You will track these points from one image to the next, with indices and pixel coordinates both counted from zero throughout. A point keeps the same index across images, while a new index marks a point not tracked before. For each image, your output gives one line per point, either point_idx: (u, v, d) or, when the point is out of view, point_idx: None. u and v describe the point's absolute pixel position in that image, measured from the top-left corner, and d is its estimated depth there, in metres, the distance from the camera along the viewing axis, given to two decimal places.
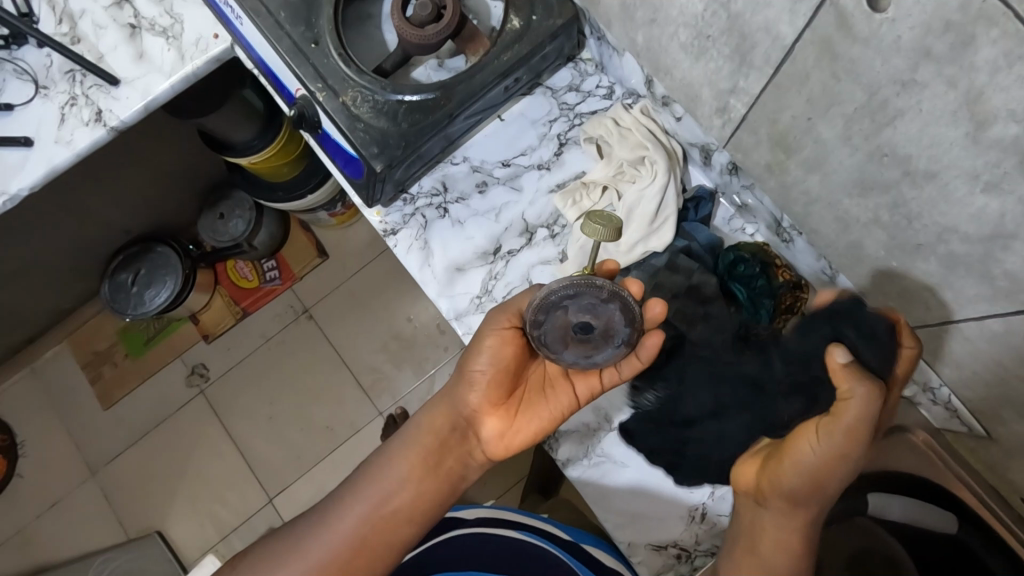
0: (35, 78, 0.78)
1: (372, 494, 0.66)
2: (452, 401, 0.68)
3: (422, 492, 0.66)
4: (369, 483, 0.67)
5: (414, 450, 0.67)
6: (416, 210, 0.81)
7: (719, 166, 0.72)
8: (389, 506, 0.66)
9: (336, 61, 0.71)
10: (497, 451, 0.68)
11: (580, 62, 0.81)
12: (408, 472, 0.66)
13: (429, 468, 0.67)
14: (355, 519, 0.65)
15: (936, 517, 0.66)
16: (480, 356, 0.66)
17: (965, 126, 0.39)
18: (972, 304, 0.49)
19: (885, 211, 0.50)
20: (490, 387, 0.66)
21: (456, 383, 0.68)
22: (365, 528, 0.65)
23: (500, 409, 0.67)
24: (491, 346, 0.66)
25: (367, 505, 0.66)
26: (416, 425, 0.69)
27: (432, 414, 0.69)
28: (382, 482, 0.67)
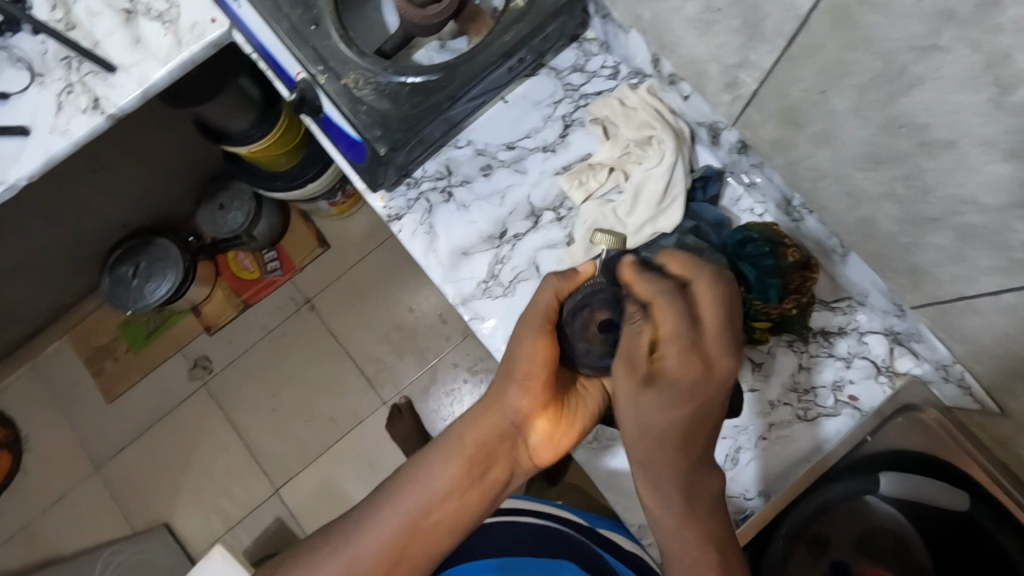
0: (30, 65, 0.77)
1: (411, 505, 0.59)
2: (497, 405, 0.63)
3: (468, 501, 0.60)
4: (405, 492, 0.60)
5: (456, 458, 0.61)
6: (420, 195, 0.80)
7: (728, 145, 0.71)
8: (432, 515, 0.59)
9: (337, 43, 0.69)
10: (544, 458, 0.66)
11: (584, 42, 0.79)
12: (451, 482, 0.60)
13: (474, 479, 0.61)
14: (392, 529, 0.58)
15: (945, 495, 0.68)
16: (528, 359, 0.61)
17: (986, 92, 0.38)
18: (987, 277, 0.48)
19: (899, 183, 0.49)
20: (538, 390, 0.62)
21: (499, 387, 0.63)
22: (406, 539, 0.58)
23: (549, 414, 0.64)
24: (540, 350, 0.61)
25: (406, 509, 0.59)
26: (457, 432, 0.63)
27: (476, 420, 0.63)
28: (422, 492, 0.59)
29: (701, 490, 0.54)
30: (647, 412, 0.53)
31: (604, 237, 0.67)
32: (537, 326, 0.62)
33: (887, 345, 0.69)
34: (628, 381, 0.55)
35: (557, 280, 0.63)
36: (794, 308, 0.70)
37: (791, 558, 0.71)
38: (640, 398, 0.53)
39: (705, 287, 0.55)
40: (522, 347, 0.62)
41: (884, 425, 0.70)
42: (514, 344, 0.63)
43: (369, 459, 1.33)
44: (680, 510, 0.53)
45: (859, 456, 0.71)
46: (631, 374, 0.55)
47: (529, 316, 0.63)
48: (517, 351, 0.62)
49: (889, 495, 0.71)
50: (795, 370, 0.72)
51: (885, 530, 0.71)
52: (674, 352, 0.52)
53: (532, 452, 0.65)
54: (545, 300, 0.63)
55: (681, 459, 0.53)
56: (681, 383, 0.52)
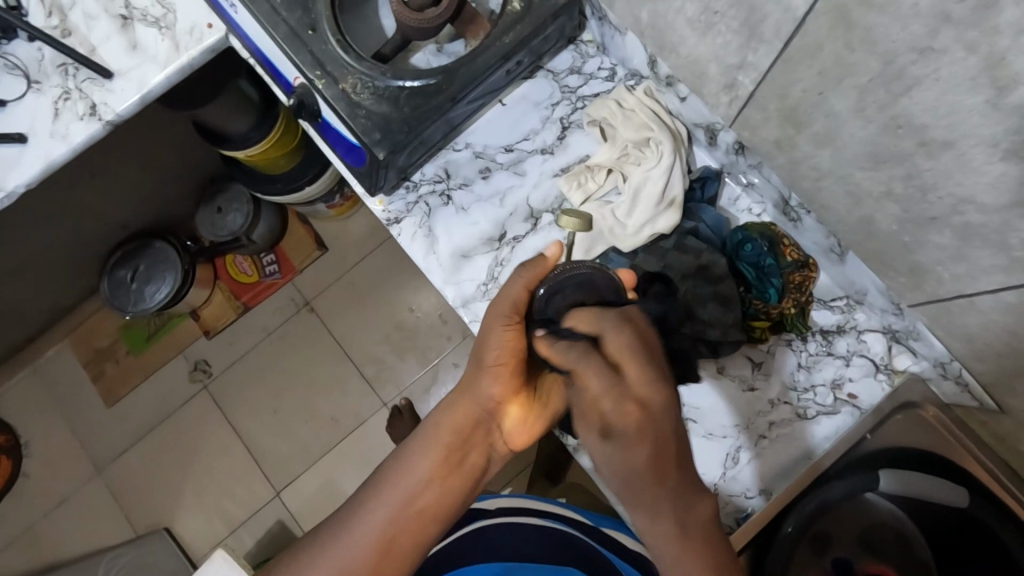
0: (27, 72, 0.77)
1: (391, 497, 0.57)
2: (470, 392, 0.60)
3: (450, 489, 0.58)
4: (385, 486, 0.58)
5: (431, 449, 0.59)
6: (419, 198, 0.80)
7: (725, 146, 0.71)
8: (412, 510, 0.57)
9: (335, 47, 0.69)
10: (523, 443, 0.62)
11: (581, 44, 0.80)
12: (427, 474, 0.58)
13: (450, 470, 0.58)
14: (373, 524, 0.56)
15: (947, 490, 0.69)
16: (493, 345, 0.58)
17: (985, 93, 0.39)
18: (987, 274, 0.49)
19: (898, 182, 0.50)
20: (510, 375, 0.59)
21: (471, 374, 0.60)
22: (387, 536, 0.56)
23: (522, 399, 0.61)
24: (510, 337, 0.57)
25: (387, 503, 0.57)
26: (434, 421, 0.61)
27: (450, 408, 0.61)
28: (400, 485, 0.57)
29: (693, 516, 0.50)
30: (615, 466, 0.50)
31: (574, 221, 0.63)
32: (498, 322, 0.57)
33: (885, 343, 0.69)
34: (590, 435, 0.52)
35: (522, 276, 0.58)
36: (793, 307, 0.71)
37: (795, 556, 0.71)
38: (602, 454, 0.51)
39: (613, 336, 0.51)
40: (491, 334, 0.58)
41: (884, 424, 0.71)
42: (483, 332, 0.59)
43: (371, 460, 1.33)
44: (671, 535, 0.49)
45: (859, 454, 0.72)
46: (589, 427, 0.52)
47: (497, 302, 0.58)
48: (484, 339, 0.58)
49: (889, 491, 0.71)
50: (795, 368, 0.73)
51: (888, 527, 0.72)
52: (610, 405, 0.50)
53: (507, 436, 0.62)
54: (514, 291, 0.58)
55: (644, 492, 0.49)
56: (629, 430, 0.49)
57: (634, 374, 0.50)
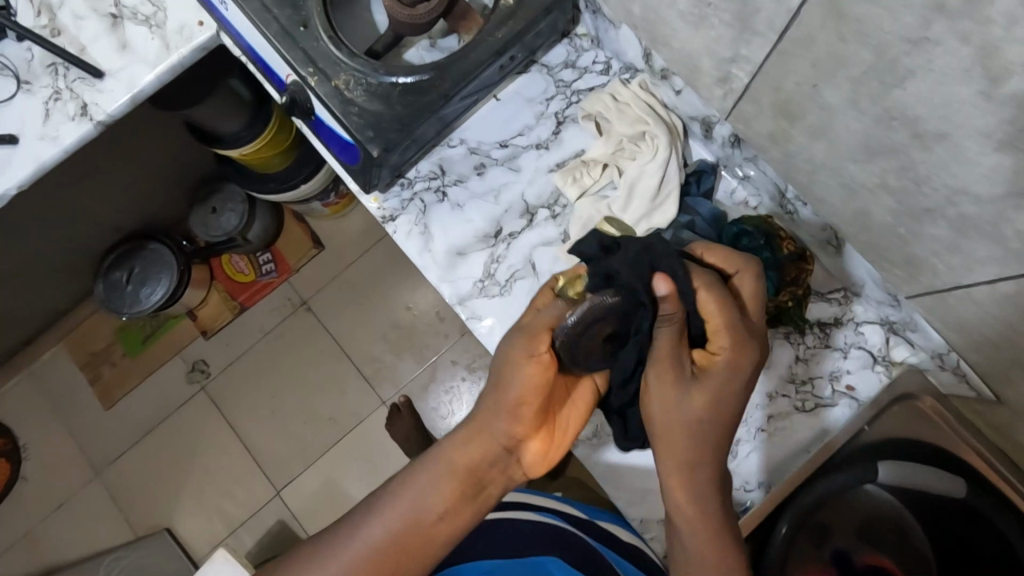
0: (16, 73, 0.76)
1: (399, 514, 0.60)
2: (487, 425, 0.61)
3: (458, 516, 0.60)
4: (395, 505, 0.60)
5: (442, 478, 0.61)
6: (414, 195, 0.79)
7: (721, 139, 0.71)
8: (421, 532, 0.59)
9: (326, 44, 0.69)
10: (538, 471, 0.64)
11: (574, 38, 0.79)
12: (438, 501, 0.60)
13: (461, 499, 0.61)
14: (377, 538, 0.59)
15: (946, 483, 0.69)
16: (514, 384, 0.58)
17: (978, 83, 0.38)
18: (982, 266, 0.49)
19: (893, 175, 0.49)
20: (528, 412, 0.59)
21: (492, 410, 0.60)
22: (395, 551, 0.59)
23: (541, 432, 0.62)
24: (531, 373, 0.57)
25: (394, 519, 0.60)
26: (445, 453, 0.61)
27: (465, 441, 0.61)
28: (410, 507, 0.60)
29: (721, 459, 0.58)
30: (696, 412, 0.55)
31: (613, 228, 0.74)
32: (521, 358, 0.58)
33: (883, 335, 0.69)
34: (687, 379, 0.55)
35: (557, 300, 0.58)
36: (790, 300, 0.70)
37: (792, 551, 0.72)
38: (680, 402, 0.55)
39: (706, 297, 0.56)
40: (514, 369, 0.58)
41: (882, 414, 0.70)
42: (501, 364, 0.59)
43: (369, 458, 1.33)
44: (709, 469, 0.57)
45: (858, 446, 0.72)
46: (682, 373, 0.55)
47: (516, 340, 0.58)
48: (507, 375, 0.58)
49: (888, 482, 0.71)
50: (793, 362, 0.72)
51: (885, 517, 0.72)
52: (678, 392, 0.55)
53: (524, 468, 0.63)
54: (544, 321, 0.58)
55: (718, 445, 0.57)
56: (711, 410, 0.55)
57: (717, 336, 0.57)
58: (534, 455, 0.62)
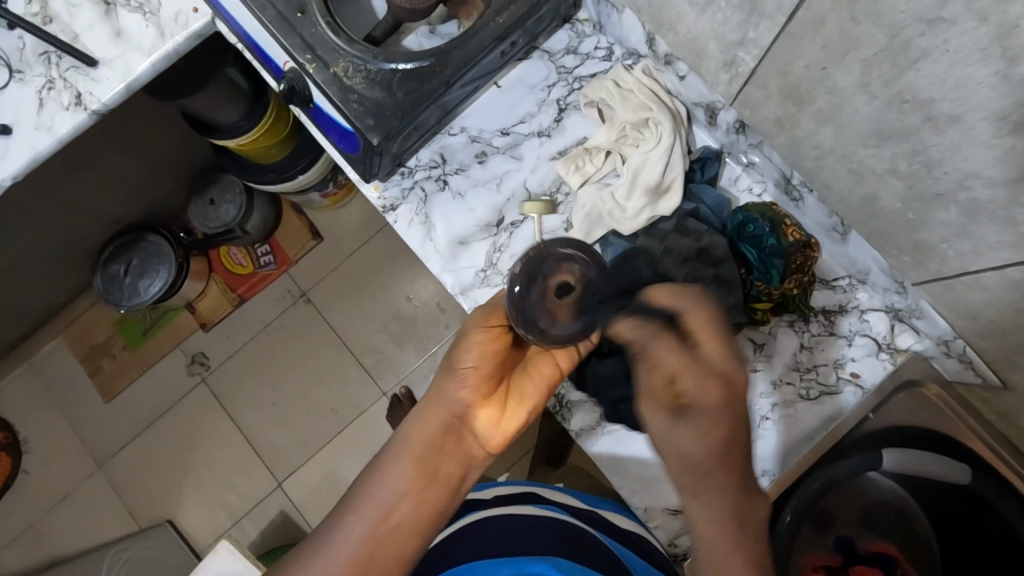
0: (9, 61, 0.75)
1: (369, 507, 0.55)
2: (442, 399, 0.60)
3: (425, 497, 0.56)
4: (360, 499, 0.56)
5: (402, 462, 0.57)
6: (415, 184, 0.79)
7: (726, 125, 0.70)
8: (388, 523, 0.55)
9: (324, 30, 0.68)
10: (497, 443, 0.61)
11: (577, 23, 0.78)
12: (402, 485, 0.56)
13: (424, 478, 0.57)
14: (345, 534, 0.55)
15: (952, 470, 0.68)
16: (467, 352, 0.59)
17: (994, 64, 0.38)
18: (992, 252, 0.48)
19: (903, 159, 0.49)
20: (482, 382, 0.59)
21: (442, 381, 0.60)
22: (362, 543, 0.54)
23: (491, 400, 0.61)
24: (480, 344, 0.59)
25: (362, 516, 0.55)
26: (404, 436, 0.59)
27: (419, 421, 0.59)
28: (377, 499, 0.56)
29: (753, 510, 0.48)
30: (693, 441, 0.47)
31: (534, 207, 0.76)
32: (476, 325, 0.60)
33: (888, 322, 0.69)
34: (660, 418, 0.49)
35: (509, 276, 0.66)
36: (796, 287, 0.70)
37: (798, 541, 0.71)
38: (673, 433, 0.48)
39: (696, 311, 0.50)
40: (466, 343, 0.60)
41: (889, 401, 0.70)
42: (455, 340, 0.61)
43: (371, 449, 1.33)
44: (729, 519, 0.47)
45: (864, 433, 0.71)
46: (658, 409, 0.49)
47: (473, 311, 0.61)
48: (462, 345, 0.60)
49: (891, 469, 0.71)
50: (797, 350, 0.73)
51: (888, 504, 0.73)
52: (693, 383, 0.48)
53: (480, 439, 0.60)
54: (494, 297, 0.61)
55: (734, 468, 0.47)
56: (704, 406, 0.47)
57: (715, 344, 0.49)
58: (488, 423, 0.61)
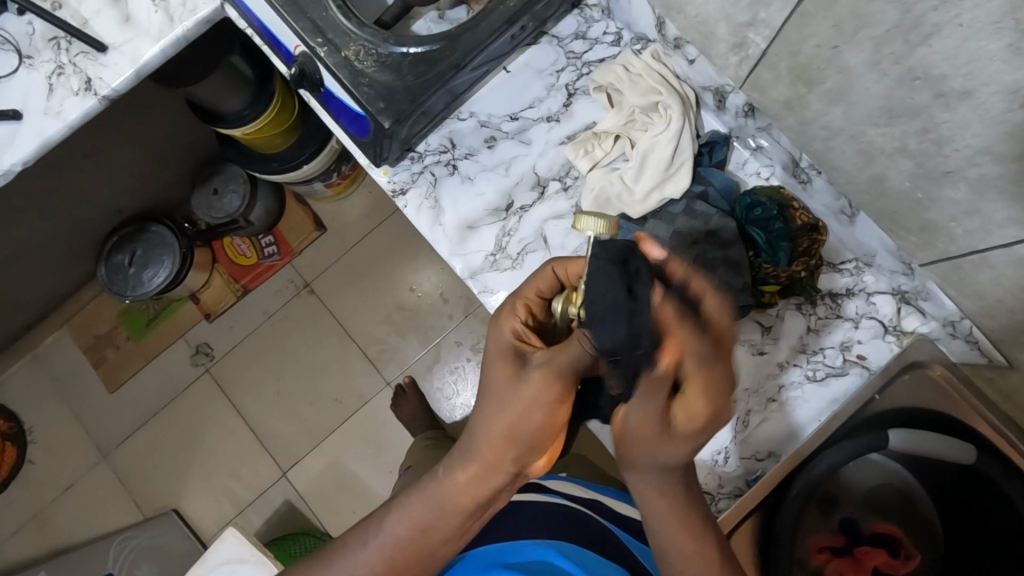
0: (17, 47, 0.75)
1: (409, 527, 0.59)
2: (493, 463, 0.56)
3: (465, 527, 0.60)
4: (401, 519, 0.60)
5: (447, 514, 0.58)
6: (424, 168, 0.79)
7: (734, 108, 0.71)
8: (426, 557, 0.60)
9: (335, 14, 0.68)
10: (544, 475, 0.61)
11: (585, 8, 0.78)
12: (445, 522, 0.59)
13: (468, 522, 0.60)
14: (381, 566, 0.60)
15: (954, 448, 0.69)
16: (527, 409, 0.53)
17: (1007, 36, 0.38)
18: (1001, 229, 0.49)
19: (913, 138, 0.49)
20: (541, 438, 0.55)
21: (499, 431, 0.55)
22: (399, 568, 0.60)
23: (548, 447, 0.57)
24: (543, 404, 0.53)
25: (397, 548, 0.59)
26: (447, 487, 0.58)
27: (468, 479, 0.57)
28: (419, 524, 0.59)
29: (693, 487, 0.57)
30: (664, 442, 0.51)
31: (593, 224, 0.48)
32: (546, 401, 0.53)
33: (895, 305, 0.70)
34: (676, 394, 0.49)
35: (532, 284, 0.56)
36: (803, 270, 0.71)
37: (801, 522, 0.72)
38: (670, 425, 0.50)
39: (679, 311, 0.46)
40: (530, 397, 0.53)
41: (895, 380, 0.71)
42: (515, 408, 0.53)
43: (375, 439, 1.34)
44: (681, 504, 0.56)
45: (870, 414, 0.72)
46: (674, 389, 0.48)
47: (544, 385, 0.52)
48: (524, 419, 0.53)
49: (897, 448, 0.71)
50: (804, 332, 0.73)
51: (891, 485, 0.72)
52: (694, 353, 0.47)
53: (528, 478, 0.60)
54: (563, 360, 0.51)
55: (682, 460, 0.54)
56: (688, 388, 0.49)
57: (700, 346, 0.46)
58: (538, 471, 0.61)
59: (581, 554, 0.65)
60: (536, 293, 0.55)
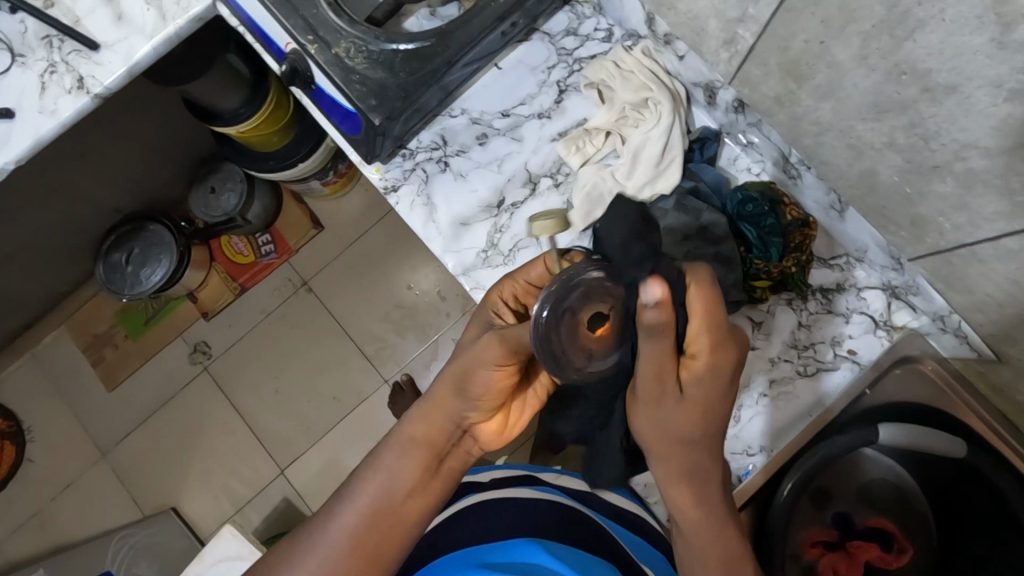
0: (10, 46, 0.75)
1: (368, 494, 0.57)
2: (445, 411, 0.59)
3: (425, 493, 0.58)
4: (360, 490, 0.58)
5: (405, 467, 0.57)
6: (416, 165, 0.79)
7: (725, 105, 0.71)
8: (392, 517, 0.56)
9: (326, 12, 0.68)
10: (499, 440, 0.61)
11: (576, 5, 0.78)
12: (404, 482, 0.57)
13: (428, 481, 0.58)
14: (350, 525, 0.56)
15: (945, 443, 0.70)
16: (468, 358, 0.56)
17: (990, 31, 0.38)
18: (989, 223, 0.49)
19: (901, 132, 0.49)
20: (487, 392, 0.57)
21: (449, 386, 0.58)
22: (367, 533, 0.56)
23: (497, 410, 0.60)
24: (485, 351, 0.55)
25: (365, 503, 0.57)
26: (406, 431, 0.59)
27: (426, 429, 0.59)
28: (378, 491, 0.57)
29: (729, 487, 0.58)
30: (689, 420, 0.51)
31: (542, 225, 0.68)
32: (489, 358, 0.55)
33: (885, 300, 0.70)
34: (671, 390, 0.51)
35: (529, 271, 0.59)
36: (795, 266, 0.71)
37: (795, 518, 0.73)
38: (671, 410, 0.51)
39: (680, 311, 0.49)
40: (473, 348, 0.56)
41: (887, 374, 0.71)
42: (465, 358, 0.56)
43: (373, 436, 1.34)
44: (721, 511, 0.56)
45: (859, 410, 0.73)
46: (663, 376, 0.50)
47: (488, 342, 0.54)
48: (469, 373, 0.56)
49: (886, 443, 0.73)
50: (795, 327, 0.73)
51: (880, 479, 0.75)
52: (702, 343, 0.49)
53: (483, 442, 0.61)
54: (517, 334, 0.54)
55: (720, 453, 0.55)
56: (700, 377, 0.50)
57: (705, 328, 0.49)
58: (492, 436, 0.61)
59: (573, 552, 0.64)
60: (526, 279, 0.60)
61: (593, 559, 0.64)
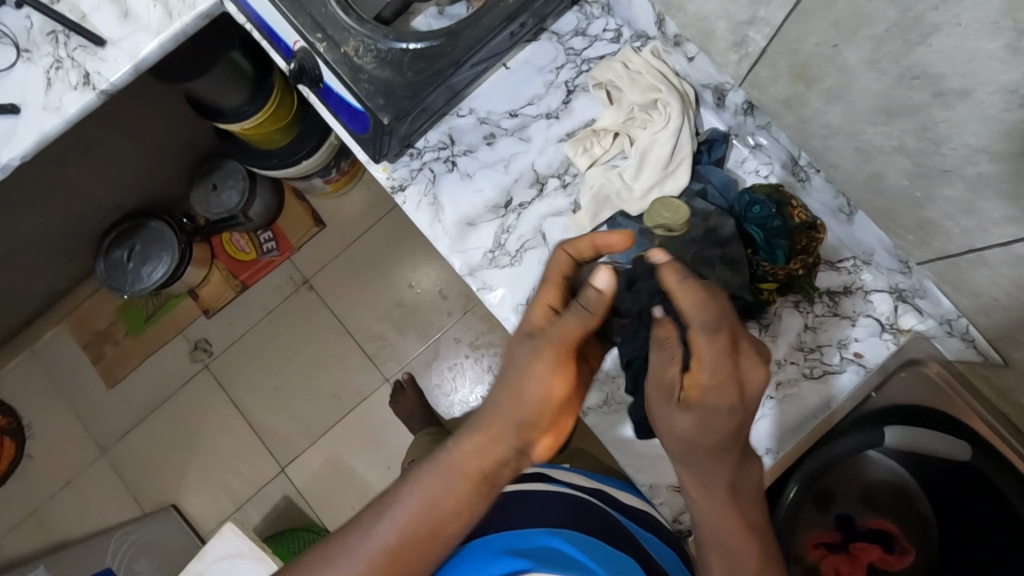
0: (16, 42, 0.75)
1: (415, 511, 0.56)
2: (502, 433, 0.56)
3: (476, 513, 0.57)
4: (404, 504, 0.57)
5: (455, 488, 0.56)
6: (423, 165, 0.79)
7: (734, 106, 0.71)
8: (440, 534, 0.56)
9: (334, 10, 0.68)
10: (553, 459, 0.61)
11: (585, 5, 0.78)
12: (453, 505, 0.56)
13: (479, 502, 0.57)
14: (389, 542, 0.56)
15: (948, 445, 0.71)
16: (530, 379, 0.55)
17: (1005, 37, 0.38)
18: (997, 228, 0.49)
19: (911, 136, 0.49)
20: (547, 415, 0.56)
21: (505, 405, 0.56)
22: (408, 552, 0.56)
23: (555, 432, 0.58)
24: (549, 376, 0.54)
25: (407, 521, 0.56)
26: (457, 455, 0.57)
27: (479, 449, 0.56)
28: (424, 510, 0.56)
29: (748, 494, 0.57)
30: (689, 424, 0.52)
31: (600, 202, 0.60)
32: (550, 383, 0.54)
33: (891, 303, 0.70)
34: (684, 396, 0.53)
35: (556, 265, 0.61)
36: (801, 268, 0.70)
37: (800, 518, 0.75)
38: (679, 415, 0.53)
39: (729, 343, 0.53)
40: (533, 370, 0.55)
41: (889, 381, 0.72)
42: (525, 379, 0.54)
43: (374, 434, 1.34)
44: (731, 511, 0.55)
45: (864, 413, 0.74)
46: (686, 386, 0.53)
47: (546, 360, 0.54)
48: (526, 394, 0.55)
49: (891, 446, 0.74)
50: (801, 329, 0.73)
51: (887, 483, 0.76)
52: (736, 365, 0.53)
53: (537, 461, 0.60)
54: (569, 330, 0.55)
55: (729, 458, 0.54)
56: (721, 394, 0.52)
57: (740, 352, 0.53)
58: (548, 457, 0.60)
59: (588, 543, 0.63)
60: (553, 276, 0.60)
61: (608, 552, 0.63)
